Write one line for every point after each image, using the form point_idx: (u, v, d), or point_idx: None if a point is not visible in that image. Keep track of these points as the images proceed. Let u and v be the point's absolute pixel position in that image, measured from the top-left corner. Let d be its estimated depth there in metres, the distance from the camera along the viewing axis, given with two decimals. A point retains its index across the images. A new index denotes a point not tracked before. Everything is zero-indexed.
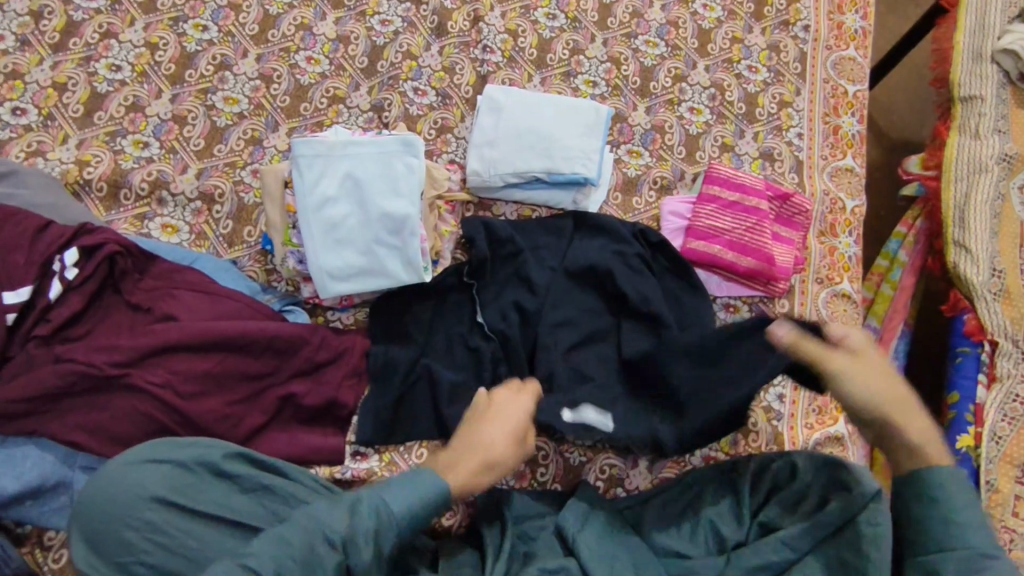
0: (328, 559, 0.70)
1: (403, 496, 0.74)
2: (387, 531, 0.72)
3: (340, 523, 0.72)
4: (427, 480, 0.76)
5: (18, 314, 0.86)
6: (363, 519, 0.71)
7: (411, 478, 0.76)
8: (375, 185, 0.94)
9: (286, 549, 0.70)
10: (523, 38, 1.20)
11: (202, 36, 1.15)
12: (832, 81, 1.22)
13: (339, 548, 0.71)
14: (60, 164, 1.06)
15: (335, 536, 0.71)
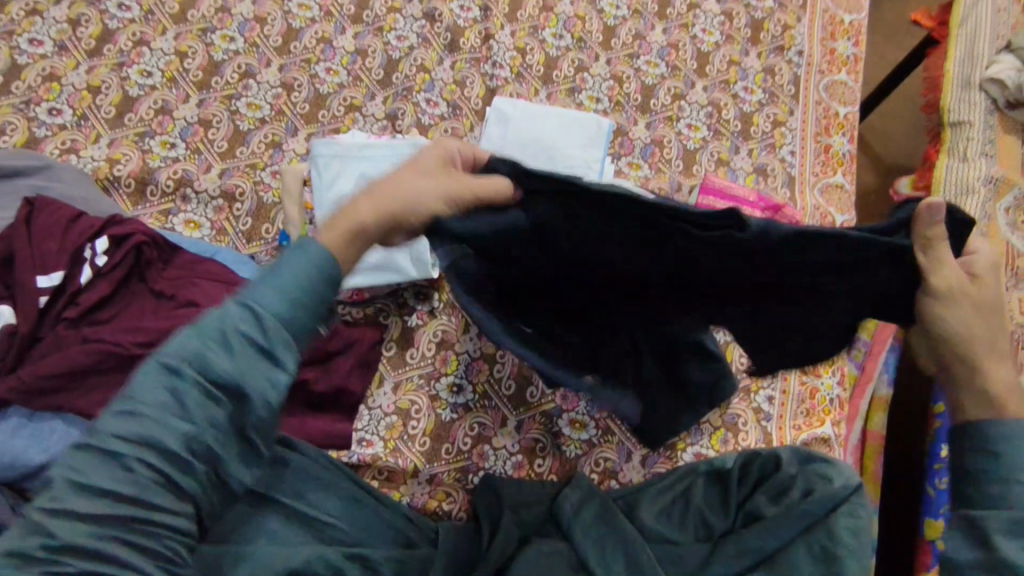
0: (185, 388, 0.55)
1: (267, 285, 0.58)
2: (251, 326, 0.57)
3: (191, 347, 0.56)
4: (296, 260, 0.59)
5: (50, 297, 0.91)
6: (220, 333, 0.57)
7: (281, 262, 0.59)
8: None
9: (135, 405, 0.55)
10: (531, 56, 1.27)
11: (229, 46, 1.22)
12: (823, 103, 1.29)
13: (187, 370, 0.55)
14: (91, 161, 1.12)
15: (179, 361, 0.56)
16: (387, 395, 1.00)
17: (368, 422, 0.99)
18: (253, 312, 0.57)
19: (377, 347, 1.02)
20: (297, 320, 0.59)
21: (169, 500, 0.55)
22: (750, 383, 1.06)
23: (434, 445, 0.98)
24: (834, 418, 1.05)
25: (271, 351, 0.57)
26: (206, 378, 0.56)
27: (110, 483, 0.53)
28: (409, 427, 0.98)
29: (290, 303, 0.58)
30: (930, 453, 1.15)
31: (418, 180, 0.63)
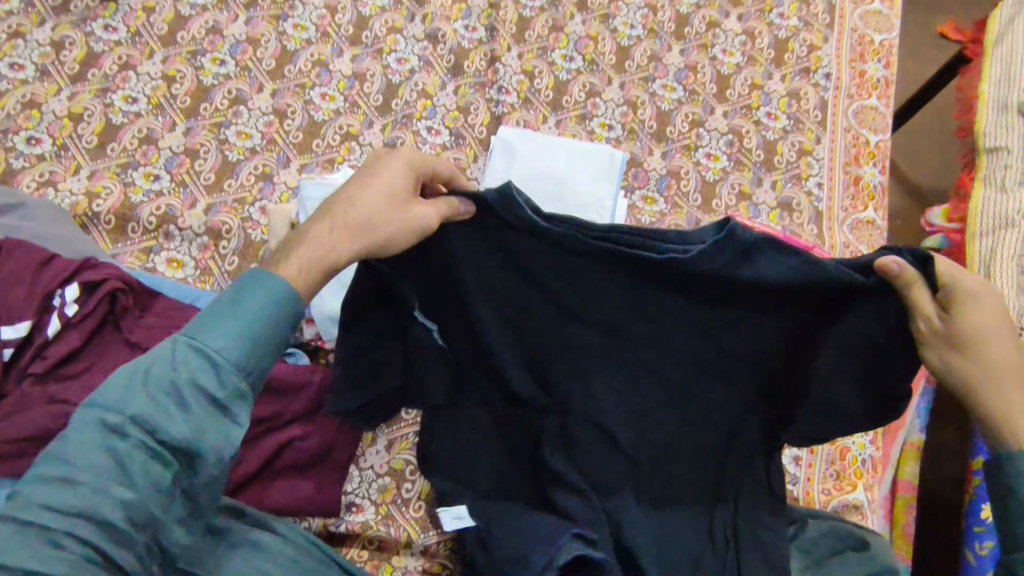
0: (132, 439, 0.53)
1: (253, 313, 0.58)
2: (201, 372, 0.55)
3: (132, 396, 0.54)
4: (258, 295, 0.58)
5: (16, 349, 0.85)
6: (158, 373, 0.55)
7: (257, 287, 0.58)
8: None
9: (64, 469, 0.52)
10: (540, 79, 1.19)
11: (219, 70, 1.15)
12: (853, 130, 1.19)
13: (136, 432, 0.53)
14: (70, 196, 1.05)
15: (119, 416, 0.53)
16: (379, 454, 0.93)
17: (359, 484, 0.92)
18: (198, 339, 0.56)
19: None
20: (248, 359, 0.57)
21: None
22: None
23: (429, 509, 0.90)
24: (865, 482, 0.97)
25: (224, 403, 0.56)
26: (161, 442, 0.54)
27: (30, 559, 0.49)
28: (403, 491, 0.91)
29: (246, 344, 0.57)
30: (969, 512, 1.06)
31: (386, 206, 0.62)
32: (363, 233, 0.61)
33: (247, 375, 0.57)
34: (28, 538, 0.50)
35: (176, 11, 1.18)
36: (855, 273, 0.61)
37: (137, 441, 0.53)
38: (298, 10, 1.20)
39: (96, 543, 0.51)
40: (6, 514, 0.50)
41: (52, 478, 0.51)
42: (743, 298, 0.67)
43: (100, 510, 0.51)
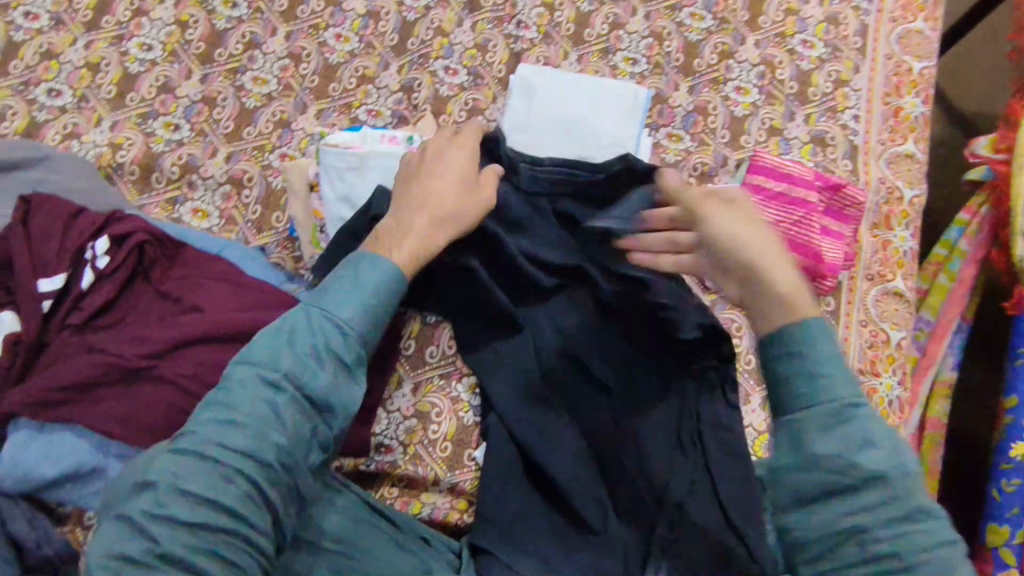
0: (275, 395, 0.67)
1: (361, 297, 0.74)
2: (335, 338, 0.71)
3: (281, 357, 0.69)
4: (376, 272, 0.76)
5: (54, 301, 0.87)
6: (302, 336, 0.70)
7: (370, 270, 0.76)
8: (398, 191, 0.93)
9: (229, 412, 0.65)
10: (560, 12, 1.14)
11: (232, 13, 1.13)
12: (895, 57, 1.12)
13: (286, 386, 0.67)
14: (94, 147, 1.06)
15: (274, 372, 0.68)
16: (405, 398, 0.95)
17: (386, 426, 0.94)
18: (332, 310, 0.73)
19: (395, 342, 0.96)
20: (368, 328, 0.74)
21: (248, 509, 0.63)
22: None
23: (456, 450, 0.93)
24: (892, 422, 0.97)
25: (351, 365, 0.72)
26: (304, 396, 0.68)
27: (204, 488, 0.62)
28: (429, 433, 0.94)
29: (366, 316, 0.74)
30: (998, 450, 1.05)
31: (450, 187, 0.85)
32: (450, 221, 0.84)
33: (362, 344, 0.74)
34: (199, 468, 0.63)
35: None
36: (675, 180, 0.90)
37: (287, 394, 0.67)
38: None
39: (254, 480, 0.64)
40: (183, 451, 0.64)
41: (223, 418, 0.65)
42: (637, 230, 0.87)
43: (260, 447, 0.64)
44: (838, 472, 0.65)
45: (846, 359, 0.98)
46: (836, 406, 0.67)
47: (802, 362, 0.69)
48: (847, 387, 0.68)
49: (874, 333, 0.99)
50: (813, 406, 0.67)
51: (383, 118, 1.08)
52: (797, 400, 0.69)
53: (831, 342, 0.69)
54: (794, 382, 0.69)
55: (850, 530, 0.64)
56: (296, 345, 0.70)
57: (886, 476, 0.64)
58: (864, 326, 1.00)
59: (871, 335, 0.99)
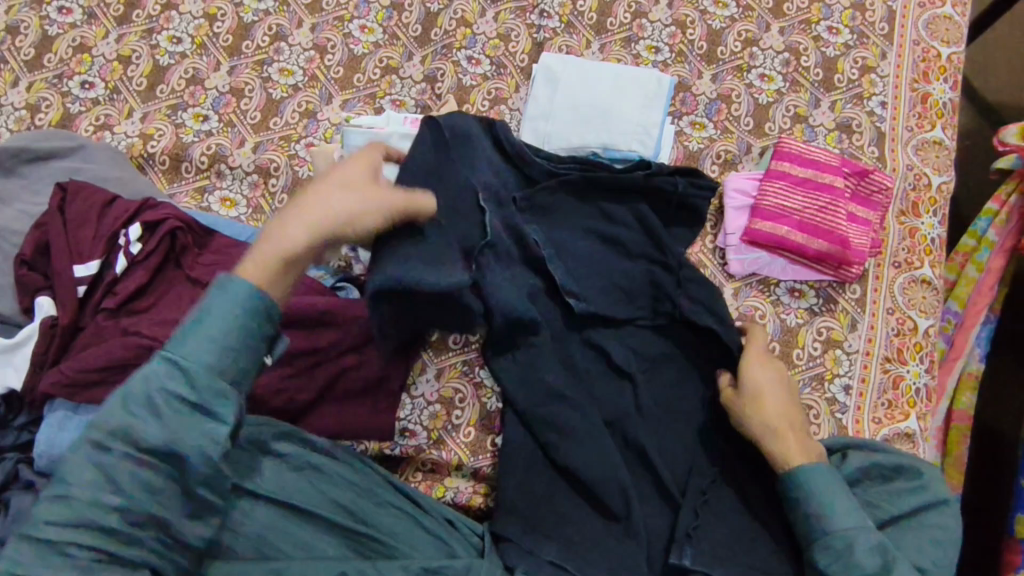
0: (116, 458, 0.65)
1: (208, 332, 0.68)
2: (177, 382, 0.67)
3: (116, 416, 0.66)
4: (222, 302, 0.70)
5: (88, 286, 0.90)
6: (138, 396, 0.67)
7: (219, 297, 0.70)
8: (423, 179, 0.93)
9: (66, 484, 0.64)
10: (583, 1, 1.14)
11: (259, 6, 1.15)
12: (923, 43, 1.11)
13: (122, 444, 0.65)
14: (126, 138, 1.08)
15: (100, 434, 0.65)
16: (429, 383, 0.96)
17: (411, 411, 0.95)
18: (172, 359, 0.68)
19: (419, 326, 0.96)
20: (214, 370, 0.68)
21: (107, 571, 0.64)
22: (824, 372, 0.96)
23: (479, 436, 0.94)
24: (919, 410, 0.96)
25: (199, 404, 0.67)
26: (145, 450, 0.66)
27: (53, 564, 0.63)
28: (453, 418, 0.95)
29: (219, 358, 0.69)
30: None
31: (342, 186, 0.75)
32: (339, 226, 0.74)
33: (214, 375, 0.68)
34: (51, 545, 0.63)
35: None
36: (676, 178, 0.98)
37: (125, 453, 0.65)
38: None
39: (98, 546, 0.64)
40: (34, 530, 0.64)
41: (64, 493, 0.64)
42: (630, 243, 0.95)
43: (100, 515, 0.64)
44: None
45: (872, 347, 0.97)
46: (838, 538, 0.73)
47: (813, 502, 0.76)
48: (847, 520, 0.74)
49: (901, 321, 0.98)
50: (820, 545, 0.74)
51: (407, 108, 1.09)
52: (811, 533, 0.76)
53: (830, 478, 0.76)
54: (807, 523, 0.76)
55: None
56: (137, 398, 0.67)
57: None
58: (891, 314, 0.99)
59: (898, 323, 0.98)
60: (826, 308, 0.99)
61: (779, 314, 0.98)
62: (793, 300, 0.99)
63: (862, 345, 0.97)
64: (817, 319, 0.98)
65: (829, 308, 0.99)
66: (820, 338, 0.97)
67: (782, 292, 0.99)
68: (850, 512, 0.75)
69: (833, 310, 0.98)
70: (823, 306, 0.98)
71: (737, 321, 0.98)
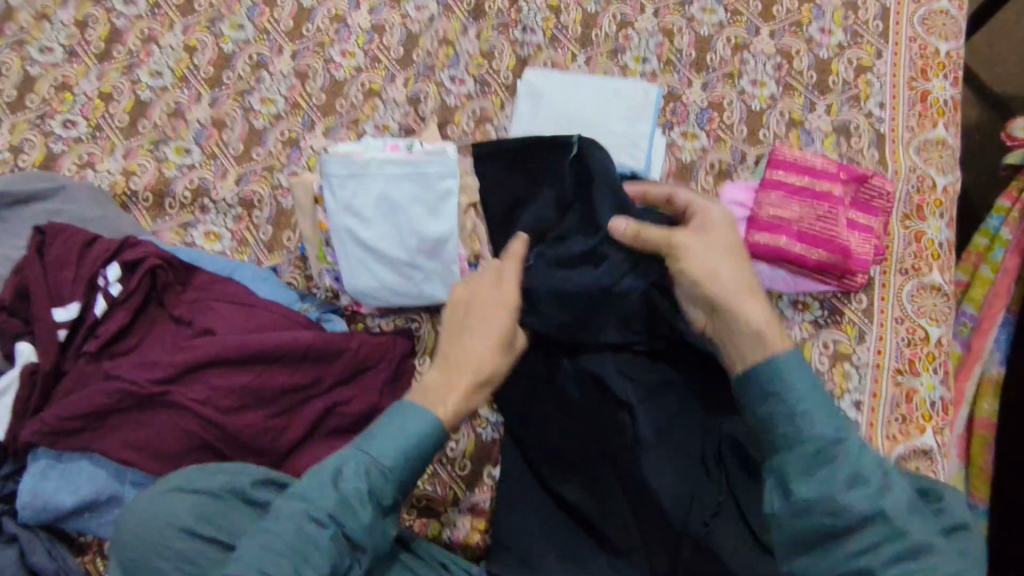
0: (318, 535, 0.66)
1: (406, 439, 0.70)
2: (382, 485, 0.69)
3: (328, 494, 0.68)
4: (421, 418, 0.72)
5: (70, 330, 0.88)
6: (349, 481, 0.68)
7: (415, 413, 0.72)
8: (410, 209, 0.86)
9: (268, 547, 0.66)
10: (566, 14, 1.11)
11: (239, 35, 1.13)
12: (920, 40, 1.07)
13: (328, 524, 0.67)
14: (108, 176, 1.07)
15: (320, 511, 0.67)
16: None
17: None
18: (373, 454, 0.70)
19: (409, 358, 0.94)
20: (408, 474, 0.71)
21: None
22: (832, 388, 0.92)
23: (475, 468, 0.92)
24: (935, 424, 0.91)
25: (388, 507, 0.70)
26: (341, 534, 0.68)
27: None
28: (447, 451, 0.92)
29: (410, 465, 0.71)
30: None
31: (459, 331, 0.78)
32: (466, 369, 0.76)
33: (406, 480, 0.71)
34: None
35: None
36: None
37: (328, 534, 0.67)
38: None
39: None
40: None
41: (264, 552, 0.65)
42: None
43: None
44: (831, 515, 0.62)
45: (882, 359, 0.93)
46: (816, 446, 0.64)
47: (783, 403, 0.67)
48: (827, 423, 0.65)
49: (911, 330, 0.94)
50: (802, 454, 0.65)
51: (390, 132, 1.07)
52: (779, 442, 0.67)
53: (806, 383, 0.67)
54: (789, 437, 0.66)
55: (855, 572, 0.62)
56: (346, 483, 0.68)
57: (880, 510, 0.62)
58: (900, 324, 0.94)
59: (908, 332, 0.93)
60: (831, 320, 0.95)
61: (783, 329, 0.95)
62: (796, 313, 0.96)
63: (872, 357, 0.93)
64: (823, 332, 0.94)
65: (835, 320, 0.95)
66: (827, 352, 0.94)
67: (784, 305, 0.95)
68: (826, 421, 0.66)
69: (839, 322, 0.94)
70: (829, 318, 0.94)
71: None
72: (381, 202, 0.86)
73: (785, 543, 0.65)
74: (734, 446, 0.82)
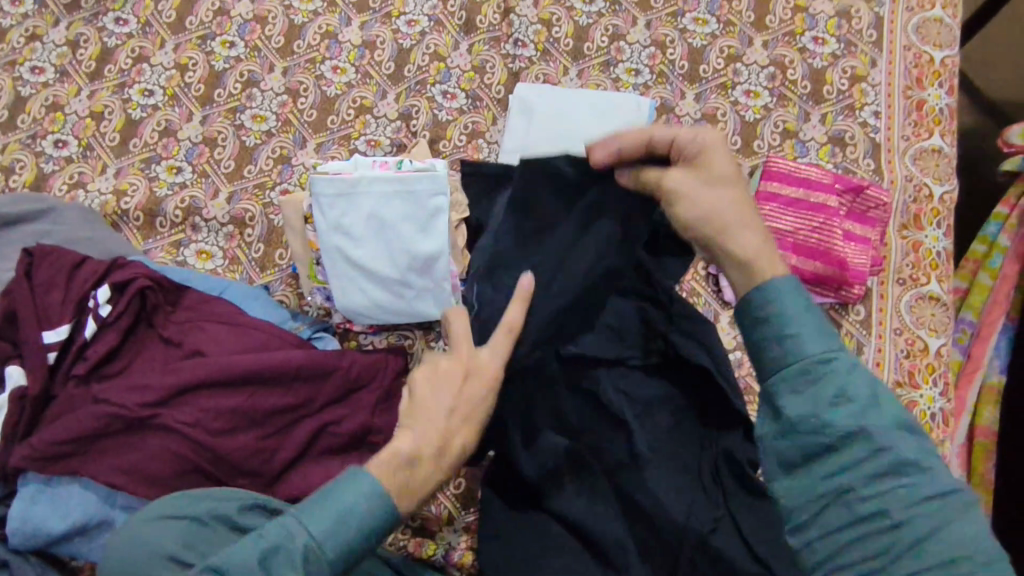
0: None
1: (340, 519, 0.64)
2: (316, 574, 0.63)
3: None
4: (359, 492, 0.65)
5: (60, 352, 0.87)
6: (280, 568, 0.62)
7: (353, 488, 0.65)
8: (401, 227, 0.85)
9: None
10: (558, 27, 1.11)
11: (230, 53, 1.13)
12: (914, 48, 1.06)
13: None
14: (99, 196, 1.06)
15: None
16: None
17: None
18: (317, 536, 0.63)
19: (402, 376, 0.93)
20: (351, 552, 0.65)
21: None
22: None
23: (469, 488, 0.90)
24: (936, 438, 0.90)
25: None
26: None
27: None
28: None
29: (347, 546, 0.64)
30: None
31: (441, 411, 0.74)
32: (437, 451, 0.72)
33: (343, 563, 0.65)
34: None
35: None
36: None
37: None
38: None
39: None
40: None
41: None
42: None
43: None
44: (813, 432, 0.57)
45: (881, 371, 0.92)
46: (804, 362, 0.59)
47: (772, 326, 0.61)
48: (818, 340, 0.59)
49: (910, 341, 0.93)
50: (792, 371, 0.59)
51: (382, 148, 1.07)
52: (769, 364, 0.61)
53: (798, 298, 0.61)
54: (785, 354, 0.60)
55: (836, 492, 0.56)
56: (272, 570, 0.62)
57: (866, 426, 0.56)
58: (899, 335, 0.93)
59: (907, 344, 0.92)
60: None
61: None
62: None
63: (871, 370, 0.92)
64: None
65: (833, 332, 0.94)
66: None
67: None
68: (819, 335, 0.59)
69: (837, 334, 0.93)
70: None
71: (736, 350, 0.94)
72: (370, 220, 0.85)
73: (774, 465, 0.60)
74: (730, 461, 0.83)
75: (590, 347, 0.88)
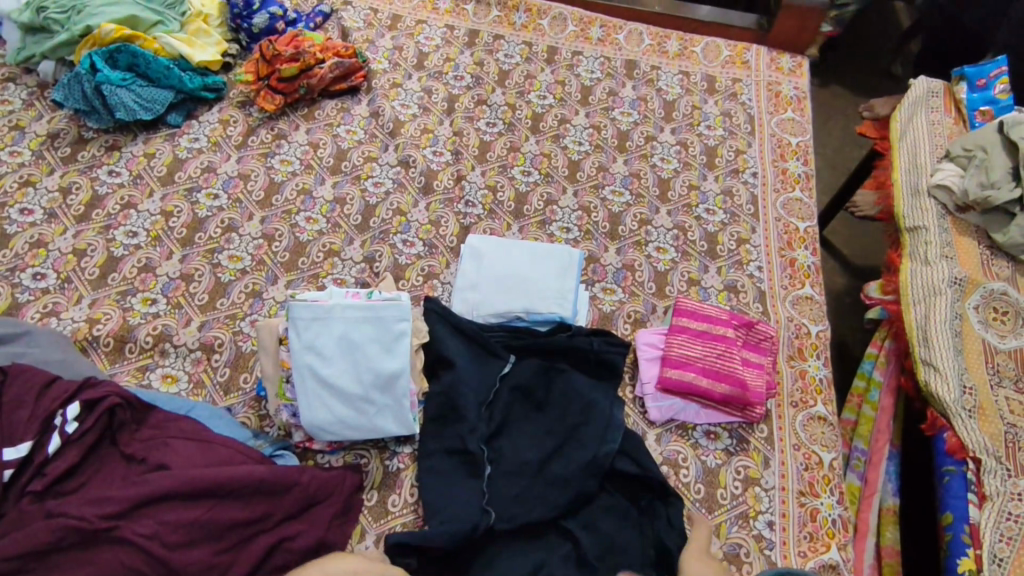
0: None
1: None
2: None
3: None
4: None
5: (15, 469, 0.88)
6: None
7: None
8: (367, 348, 0.97)
9: None
10: (501, 192, 1.33)
11: (213, 203, 1.28)
12: (783, 219, 1.34)
13: None
14: (72, 323, 1.13)
15: None
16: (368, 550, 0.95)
17: None
18: None
19: (357, 493, 0.98)
20: None
21: None
22: (747, 510, 1.02)
23: None
24: (839, 542, 1.01)
25: None
26: None
27: None
28: None
29: None
30: (947, 570, 1.03)
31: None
32: None
33: None
34: None
35: (175, 155, 1.34)
36: (591, 336, 1.12)
37: None
38: (284, 148, 1.36)
39: None
40: None
41: None
42: (559, 397, 1.05)
43: None
44: None
45: (786, 482, 1.05)
46: None
47: None
48: None
49: (807, 456, 1.07)
50: None
51: (347, 286, 1.20)
52: None
53: None
54: None
55: None
56: None
57: None
58: (797, 450, 1.08)
59: (805, 457, 1.07)
60: (740, 448, 1.07)
61: (699, 457, 1.06)
62: (709, 442, 1.08)
63: (778, 481, 1.05)
64: (734, 458, 1.06)
65: (743, 448, 1.08)
66: (739, 477, 1.05)
67: (698, 435, 1.08)
68: None
69: (746, 449, 1.07)
70: (737, 446, 1.07)
71: (662, 465, 1.05)
72: (341, 342, 0.97)
73: None
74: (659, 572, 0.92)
75: (531, 474, 0.98)
